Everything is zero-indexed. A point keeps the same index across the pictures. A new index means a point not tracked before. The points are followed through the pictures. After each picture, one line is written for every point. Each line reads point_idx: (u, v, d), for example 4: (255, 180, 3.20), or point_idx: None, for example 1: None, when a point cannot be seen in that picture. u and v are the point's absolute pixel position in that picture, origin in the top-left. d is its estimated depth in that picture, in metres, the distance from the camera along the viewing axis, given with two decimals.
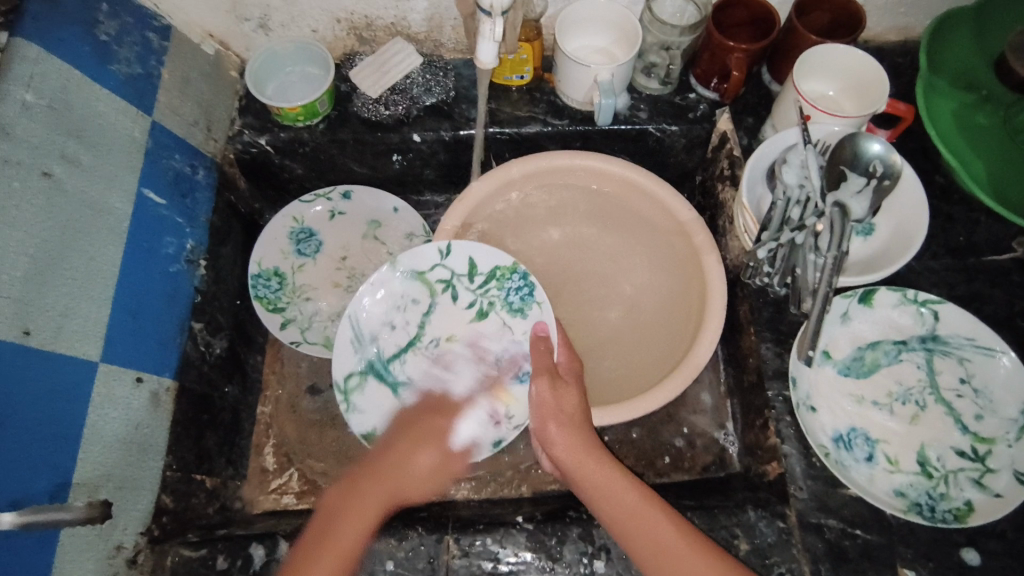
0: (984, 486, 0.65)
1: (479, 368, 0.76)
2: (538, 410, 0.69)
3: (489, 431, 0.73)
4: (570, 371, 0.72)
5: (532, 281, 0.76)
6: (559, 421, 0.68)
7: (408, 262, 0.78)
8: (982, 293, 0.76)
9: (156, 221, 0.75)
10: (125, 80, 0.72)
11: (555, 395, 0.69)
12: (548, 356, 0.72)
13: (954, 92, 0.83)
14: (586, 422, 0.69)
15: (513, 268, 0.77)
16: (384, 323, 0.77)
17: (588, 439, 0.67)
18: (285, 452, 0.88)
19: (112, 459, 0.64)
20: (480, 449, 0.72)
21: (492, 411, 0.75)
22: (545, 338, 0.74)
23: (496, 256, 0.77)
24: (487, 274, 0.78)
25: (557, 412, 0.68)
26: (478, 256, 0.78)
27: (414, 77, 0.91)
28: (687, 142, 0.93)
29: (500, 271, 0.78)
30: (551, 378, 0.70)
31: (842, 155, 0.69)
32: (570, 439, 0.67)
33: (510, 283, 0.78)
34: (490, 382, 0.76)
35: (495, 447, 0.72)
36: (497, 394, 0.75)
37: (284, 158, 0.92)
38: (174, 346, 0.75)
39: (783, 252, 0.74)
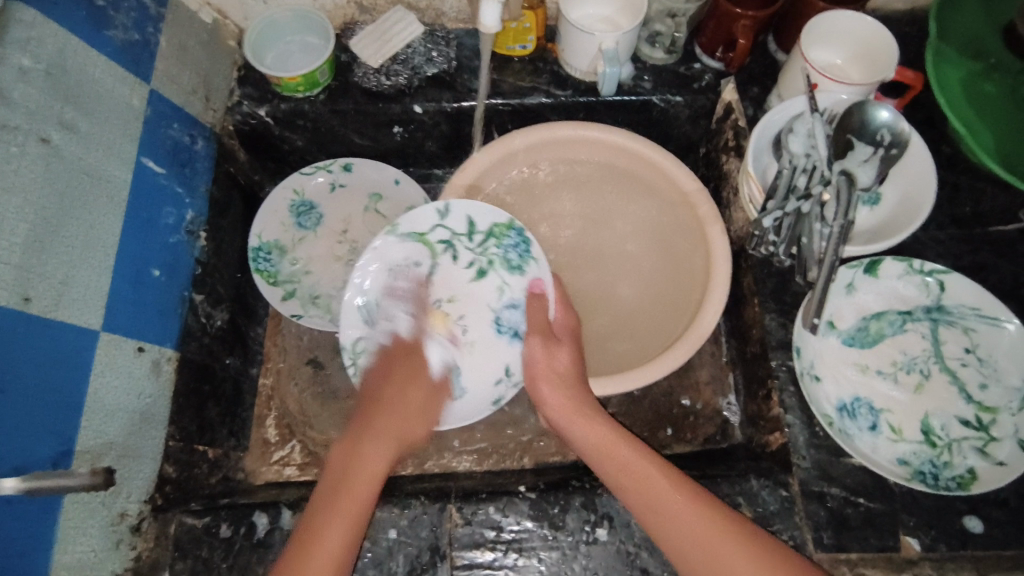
0: (987, 455, 0.65)
1: (481, 328, 0.76)
2: (533, 370, 0.72)
3: (492, 389, 0.75)
4: (566, 328, 0.74)
5: (529, 239, 0.75)
6: (551, 381, 0.71)
7: (405, 225, 0.74)
8: (989, 264, 0.75)
9: (155, 190, 0.74)
10: (122, 47, 0.70)
11: (549, 352, 0.72)
12: (544, 312, 0.74)
13: (962, 59, 0.81)
14: (580, 378, 0.72)
15: (510, 226, 0.75)
16: (384, 288, 0.74)
17: (578, 395, 0.71)
18: (287, 424, 0.88)
19: (115, 428, 0.64)
20: (483, 404, 0.74)
21: (495, 369, 0.75)
22: (542, 296, 0.75)
23: (495, 214, 0.75)
24: (486, 232, 0.76)
25: (549, 372, 0.71)
26: (476, 215, 0.75)
27: (416, 46, 0.90)
28: (692, 113, 0.92)
29: (499, 229, 0.76)
30: (544, 337, 0.73)
31: (851, 122, 0.69)
32: (560, 398, 0.71)
33: (508, 242, 0.76)
34: (491, 342, 0.76)
35: (496, 405, 0.74)
36: (499, 354, 0.76)
37: (284, 129, 0.91)
38: (175, 317, 0.75)
39: (788, 221, 0.72)
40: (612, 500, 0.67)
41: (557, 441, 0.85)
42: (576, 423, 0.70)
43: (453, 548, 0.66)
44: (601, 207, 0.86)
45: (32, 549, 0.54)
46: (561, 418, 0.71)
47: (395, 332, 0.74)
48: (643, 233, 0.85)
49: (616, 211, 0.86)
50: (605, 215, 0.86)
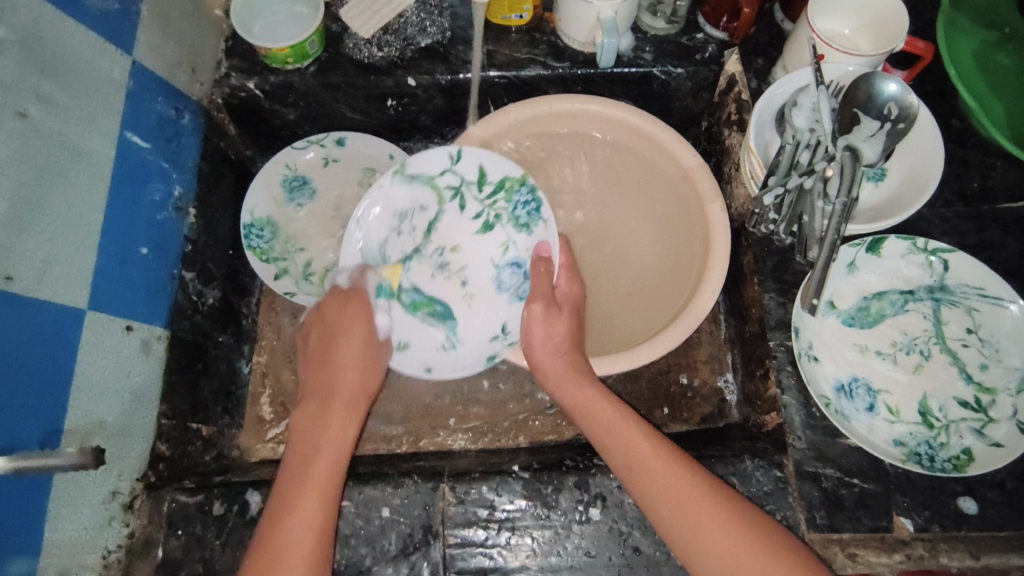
0: (985, 436, 0.64)
1: (482, 282, 0.77)
2: (528, 339, 0.72)
3: (489, 344, 0.75)
4: (568, 296, 0.74)
5: (540, 197, 0.75)
6: (546, 351, 0.71)
7: (417, 166, 0.74)
8: (995, 242, 0.73)
9: (141, 166, 0.72)
10: (102, 16, 0.68)
11: (547, 323, 0.71)
12: (549, 280, 0.73)
13: (976, 29, 0.78)
14: (576, 347, 0.71)
15: (522, 181, 0.75)
16: (391, 229, 0.75)
17: (577, 363, 0.70)
18: (282, 402, 0.88)
19: (104, 407, 0.64)
20: (476, 361, 0.74)
21: (492, 324, 0.75)
22: (547, 261, 0.74)
23: (506, 167, 0.75)
24: (496, 185, 0.76)
25: (545, 339, 0.71)
26: (487, 165, 0.75)
27: (408, 15, 0.87)
28: (693, 85, 0.89)
29: (510, 183, 0.76)
30: (546, 303, 0.71)
31: (857, 96, 0.66)
32: (556, 363, 0.70)
33: (518, 197, 0.76)
34: (491, 296, 0.76)
35: (489, 362, 0.74)
36: (497, 309, 0.76)
37: (274, 103, 0.89)
38: (164, 295, 0.74)
39: (790, 198, 0.70)
40: (605, 480, 0.67)
41: (552, 419, 0.85)
42: (568, 388, 0.69)
43: (445, 526, 0.66)
44: (590, 191, 0.85)
45: (23, 529, 0.54)
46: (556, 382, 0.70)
47: (399, 275, 0.75)
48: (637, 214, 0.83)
49: (604, 192, 0.85)
50: (595, 198, 0.85)
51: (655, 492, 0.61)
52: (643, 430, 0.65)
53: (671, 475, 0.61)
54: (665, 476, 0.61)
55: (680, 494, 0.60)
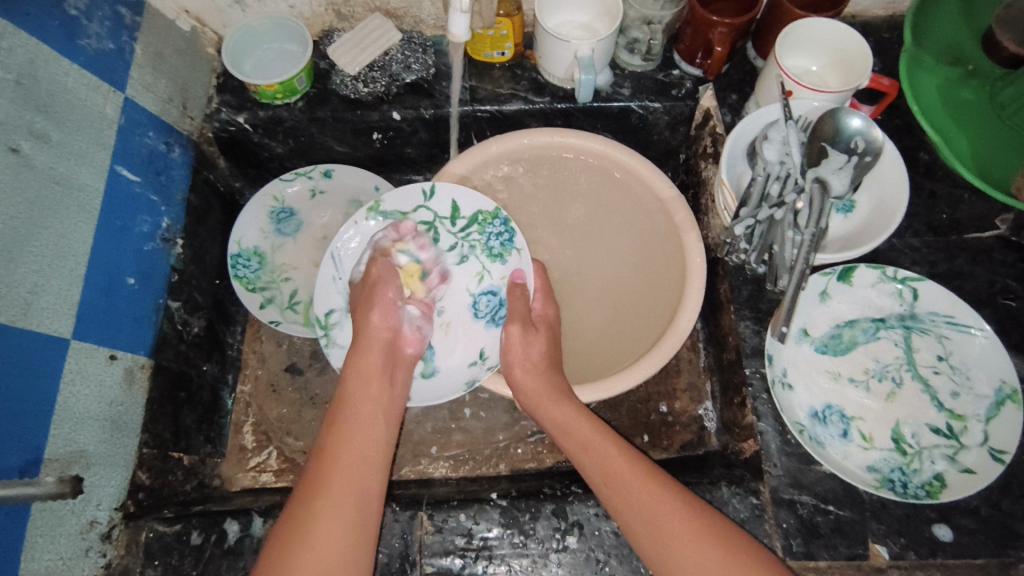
0: (956, 462, 0.65)
1: (457, 309, 0.78)
2: (507, 357, 0.74)
3: (469, 370, 0.76)
4: (544, 317, 0.76)
5: (512, 227, 0.77)
6: (524, 368, 0.72)
7: (391, 203, 0.77)
8: (964, 271, 0.75)
9: (129, 199, 0.74)
10: (96, 55, 0.71)
11: (525, 341, 0.73)
12: (525, 301, 0.76)
13: (939, 66, 0.82)
14: (553, 367, 0.73)
15: (495, 214, 0.77)
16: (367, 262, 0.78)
17: (554, 382, 0.72)
18: (265, 430, 0.88)
19: (84, 435, 0.65)
20: (455, 386, 0.75)
21: (469, 351, 0.77)
22: (522, 285, 0.76)
23: (479, 200, 0.77)
24: (469, 218, 0.78)
25: (523, 359, 0.73)
26: (460, 200, 0.77)
27: (394, 53, 0.90)
28: (670, 119, 0.92)
29: (482, 216, 0.77)
30: (522, 324, 0.74)
31: (824, 130, 0.69)
32: (534, 381, 0.72)
33: (491, 229, 0.78)
34: (468, 323, 0.78)
35: (467, 387, 0.75)
36: (474, 337, 0.78)
37: (263, 136, 0.91)
38: (150, 324, 0.75)
39: (760, 229, 0.72)
40: (582, 508, 0.68)
41: (533, 448, 0.85)
42: (542, 404, 0.71)
43: (423, 555, 0.66)
44: (559, 209, 0.87)
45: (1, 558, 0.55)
46: (531, 398, 0.72)
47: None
48: (612, 239, 0.85)
49: (572, 214, 0.87)
50: (565, 218, 0.87)
51: (638, 517, 0.61)
52: (620, 448, 0.67)
53: (657, 499, 0.61)
54: (649, 501, 0.61)
55: (667, 522, 0.59)
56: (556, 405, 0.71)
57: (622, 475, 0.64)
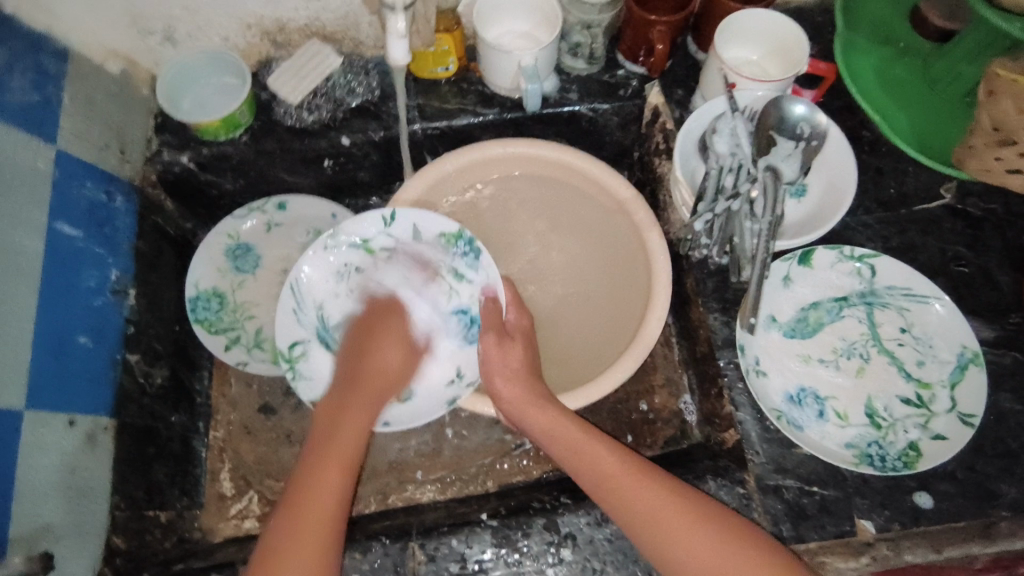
0: (928, 429, 0.67)
1: (428, 332, 0.77)
2: (486, 367, 0.72)
3: (446, 390, 0.75)
4: (518, 327, 0.75)
5: (478, 246, 0.75)
6: (504, 377, 0.71)
7: (351, 231, 0.75)
8: (916, 243, 0.77)
9: (73, 255, 0.71)
10: (22, 110, 0.68)
11: (502, 351, 0.72)
12: (498, 313, 0.75)
13: (871, 45, 0.84)
14: (533, 375, 0.72)
15: (459, 235, 0.76)
16: (329, 292, 0.76)
17: (534, 390, 0.70)
18: (242, 475, 0.86)
19: (50, 506, 0.62)
20: (435, 408, 0.74)
21: (445, 369, 0.76)
22: (494, 300, 0.75)
23: (441, 222, 0.75)
24: (433, 240, 0.76)
25: (503, 369, 0.72)
26: (420, 224, 0.75)
27: (335, 79, 0.88)
28: (620, 119, 0.92)
29: (446, 238, 0.76)
30: (496, 335, 0.73)
31: (769, 120, 0.70)
32: (516, 388, 0.71)
33: (456, 251, 0.76)
34: (439, 345, 0.77)
35: (449, 406, 0.74)
36: (448, 355, 0.77)
37: (210, 174, 0.89)
38: (109, 382, 0.72)
39: (719, 222, 0.73)
40: (574, 518, 0.67)
41: (519, 461, 0.85)
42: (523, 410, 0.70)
43: None
44: (519, 224, 0.87)
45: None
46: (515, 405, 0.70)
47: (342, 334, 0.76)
48: (575, 245, 0.85)
49: (532, 226, 0.87)
50: (524, 230, 0.87)
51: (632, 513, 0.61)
52: (607, 445, 0.67)
53: (652, 493, 0.61)
54: (643, 495, 0.61)
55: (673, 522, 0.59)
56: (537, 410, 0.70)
57: (616, 471, 0.64)
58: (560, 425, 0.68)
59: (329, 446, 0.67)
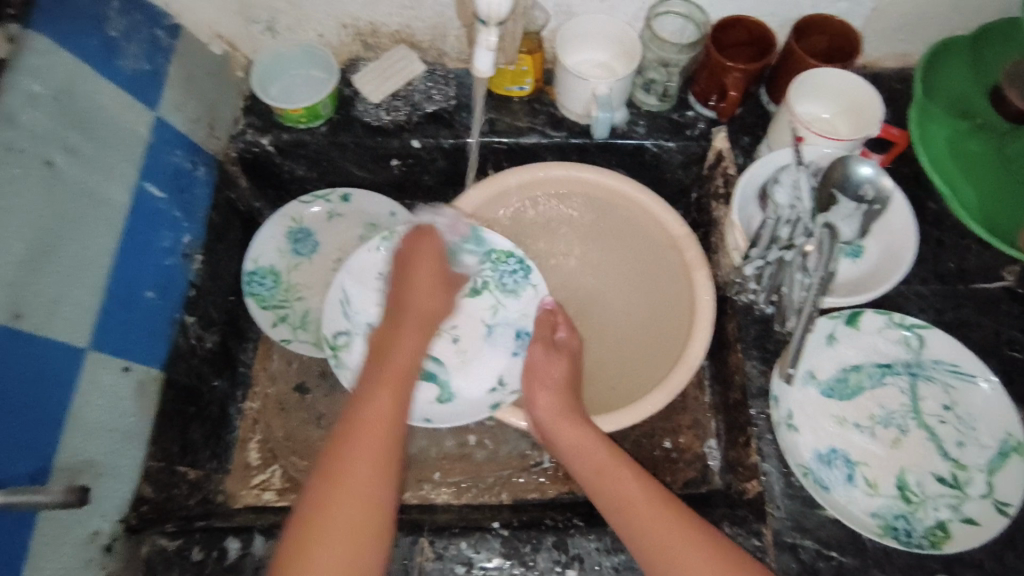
0: (959, 512, 0.65)
1: (473, 340, 0.81)
2: (532, 369, 0.75)
3: (488, 396, 0.77)
4: (567, 345, 0.77)
5: (528, 264, 0.81)
6: (546, 387, 0.73)
7: (407, 237, 0.81)
8: (970, 321, 0.76)
9: (154, 215, 0.76)
10: (132, 76, 0.74)
11: (548, 356, 0.75)
12: (550, 326, 0.77)
13: (947, 118, 0.84)
14: (571, 388, 0.74)
15: (510, 253, 0.81)
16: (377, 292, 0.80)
17: (574, 408, 0.72)
18: (270, 448, 0.89)
19: (95, 444, 0.66)
20: (478, 410, 0.76)
21: (488, 377, 0.78)
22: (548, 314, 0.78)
23: (495, 239, 0.81)
24: (485, 253, 0.81)
25: (548, 377, 0.74)
26: (476, 238, 0.81)
27: (416, 84, 0.92)
28: (684, 158, 0.94)
29: (497, 254, 0.81)
30: (544, 344, 0.76)
31: (833, 177, 0.70)
32: (557, 402, 0.72)
33: (505, 266, 0.82)
34: (483, 352, 0.80)
35: (492, 410, 0.76)
36: (492, 364, 0.79)
37: (285, 159, 0.93)
38: (165, 338, 0.76)
39: (771, 270, 0.74)
40: (584, 541, 0.67)
41: (536, 478, 0.85)
42: (558, 428, 0.71)
43: None
44: (586, 251, 0.88)
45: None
46: (551, 424, 0.71)
47: None
48: (627, 285, 0.86)
49: (587, 252, 0.88)
50: (578, 251, 0.89)
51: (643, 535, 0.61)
52: (632, 471, 0.67)
53: (670, 525, 0.61)
54: (656, 527, 0.61)
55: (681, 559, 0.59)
56: (572, 428, 0.70)
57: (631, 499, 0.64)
58: (597, 447, 0.69)
59: (358, 435, 0.62)
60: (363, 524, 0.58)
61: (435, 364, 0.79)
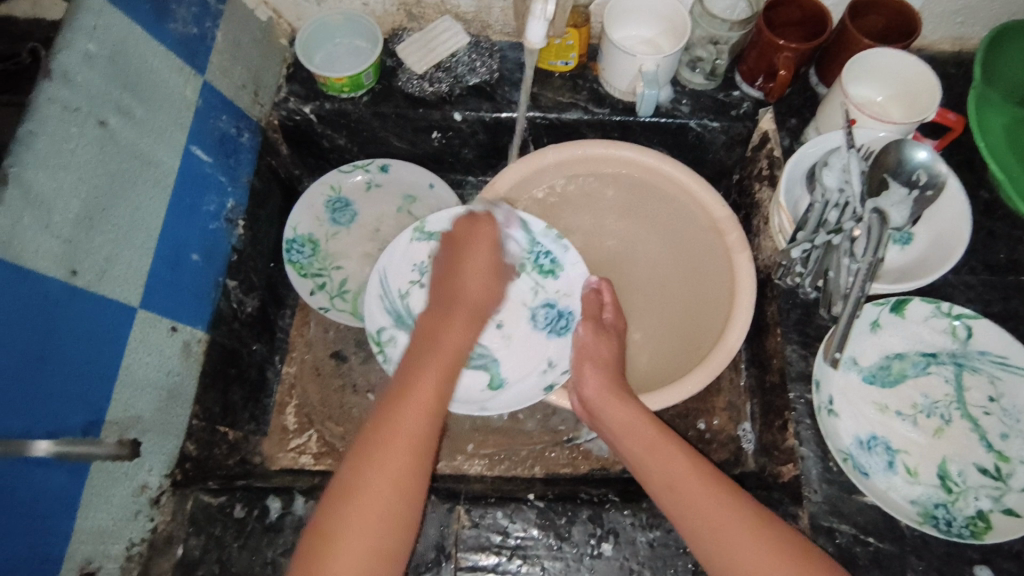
0: (1001, 503, 0.65)
1: (517, 323, 0.80)
2: (579, 350, 0.75)
3: (540, 378, 0.77)
4: (614, 325, 0.77)
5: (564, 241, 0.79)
6: (593, 364, 0.73)
7: (438, 223, 0.80)
8: (1020, 312, 0.74)
9: (200, 178, 0.77)
10: (181, 39, 0.74)
11: (596, 339, 0.74)
12: (598, 305, 0.78)
13: (1006, 105, 0.82)
14: (618, 372, 0.73)
15: (544, 232, 0.80)
16: (412, 281, 0.79)
17: (615, 385, 0.71)
18: (306, 413, 0.90)
19: (144, 400, 0.67)
20: (533, 394, 0.76)
21: (536, 361, 0.79)
22: (597, 295, 0.78)
23: (525, 219, 0.79)
24: (516, 237, 0.81)
25: (594, 354, 0.74)
26: (506, 220, 0.80)
27: (460, 55, 0.91)
28: (727, 139, 0.92)
29: (530, 236, 0.80)
30: (594, 323, 0.76)
31: (886, 161, 0.69)
32: (598, 376, 0.72)
33: (540, 247, 0.81)
34: (527, 335, 0.80)
35: (547, 391, 0.76)
36: (535, 347, 0.79)
37: (326, 127, 0.94)
38: (209, 301, 0.77)
39: (817, 253, 0.73)
40: (619, 516, 0.68)
41: (568, 453, 0.86)
42: (604, 405, 0.70)
43: (458, 549, 0.67)
44: (630, 230, 0.87)
45: (41, 517, 0.56)
46: (595, 399, 0.71)
47: None
48: (670, 274, 0.85)
49: (627, 232, 0.88)
50: (612, 230, 0.88)
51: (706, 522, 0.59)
52: (682, 447, 0.66)
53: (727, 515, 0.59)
54: (708, 506, 0.60)
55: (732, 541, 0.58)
56: (617, 405, 0.70)
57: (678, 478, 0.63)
58: (640, 424, 0.68)
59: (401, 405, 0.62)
60: (407, 473, 0.58)
61: (483, 352, 0.78)
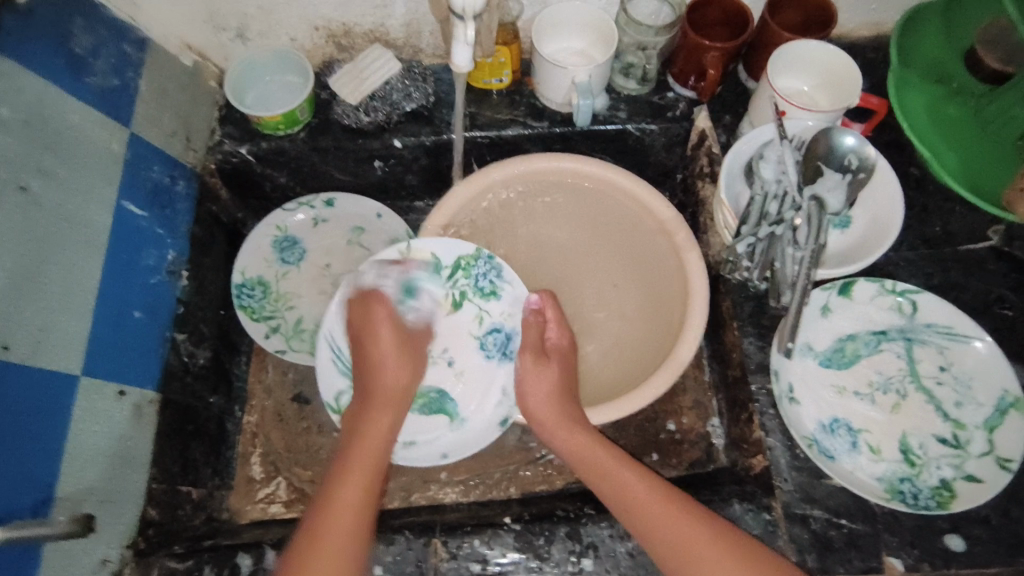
0: (962, 470, 0.67)
1: (467, 356, 0.79)
2: (522, 388, 0.75)
3: (496, 410, 0.78)
4: (558, 347, 0.76)
5: (498, 264, 0.78)
6: (539, 399, 0.73)
7: (371, 270, 0.78)
8: (960, 282, 0.77)
9: (136, 233, 0.75)
10: (102, 92, 0.71)
11: (538, 371, 0.74)
12: (540, 330, 0.76)
13: (924, 84, 0.84)
14: (567, 395, 0.74)
15: (476, 256, 0.78)
16: None
17: (567, 409, 0.73)
18: (272, 461, 0.88)
19: (95, 471, 0.65)
20: (492, 429, 0.77)
21: (491, 390, 0.78)
22: (540, 317, 0.77)
23: (458, 246, 0.77)
24: (452, 266, 0.78)
25: (536, 388, 0.74)
26: (439, 252, 0.77)
27: (393, 82, 0.90)
28: (666, 140, 0.93)
29: (465, 261, 0.78)
30: (535, 354, 0.75)
31: (818, 149, 0.71)
32: (551, 405, 0.73)
33: (477, 271, 0.78)
34: (482, 367, 0.79)
35: (502, 425, 0.77)
36: (490, 377, 0.79)
37: (266, 167, 0.92)
38: (156, 357, 0.75)
39: (761, 246, 0.71)
40: (597, 529, 0.68)
41: (542, 470, 0.86)
42: (560, 430, 0.72)
43: None
44: (574, 241, 0.88)
45: None
46: (551, 424, 0.73)
47: None
48: (619, 281, 0.86)
49: (573, 242, 0.88)
50: (556, 242, 0.89)
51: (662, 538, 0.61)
52: (637, 470, 0.68)
53: (679, 522, 0.62)
54: (673, 525, 0.62)
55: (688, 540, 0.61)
56: (572, 431, 0.72)
57: (644, 501, 0.64)
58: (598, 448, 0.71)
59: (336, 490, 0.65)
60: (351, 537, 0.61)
61: (437, 393, 0.78)
